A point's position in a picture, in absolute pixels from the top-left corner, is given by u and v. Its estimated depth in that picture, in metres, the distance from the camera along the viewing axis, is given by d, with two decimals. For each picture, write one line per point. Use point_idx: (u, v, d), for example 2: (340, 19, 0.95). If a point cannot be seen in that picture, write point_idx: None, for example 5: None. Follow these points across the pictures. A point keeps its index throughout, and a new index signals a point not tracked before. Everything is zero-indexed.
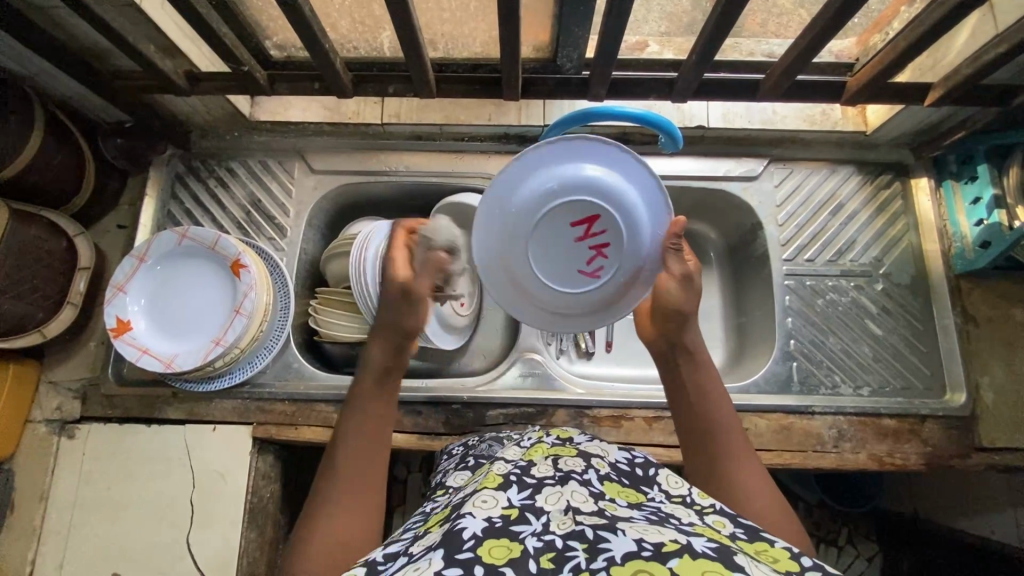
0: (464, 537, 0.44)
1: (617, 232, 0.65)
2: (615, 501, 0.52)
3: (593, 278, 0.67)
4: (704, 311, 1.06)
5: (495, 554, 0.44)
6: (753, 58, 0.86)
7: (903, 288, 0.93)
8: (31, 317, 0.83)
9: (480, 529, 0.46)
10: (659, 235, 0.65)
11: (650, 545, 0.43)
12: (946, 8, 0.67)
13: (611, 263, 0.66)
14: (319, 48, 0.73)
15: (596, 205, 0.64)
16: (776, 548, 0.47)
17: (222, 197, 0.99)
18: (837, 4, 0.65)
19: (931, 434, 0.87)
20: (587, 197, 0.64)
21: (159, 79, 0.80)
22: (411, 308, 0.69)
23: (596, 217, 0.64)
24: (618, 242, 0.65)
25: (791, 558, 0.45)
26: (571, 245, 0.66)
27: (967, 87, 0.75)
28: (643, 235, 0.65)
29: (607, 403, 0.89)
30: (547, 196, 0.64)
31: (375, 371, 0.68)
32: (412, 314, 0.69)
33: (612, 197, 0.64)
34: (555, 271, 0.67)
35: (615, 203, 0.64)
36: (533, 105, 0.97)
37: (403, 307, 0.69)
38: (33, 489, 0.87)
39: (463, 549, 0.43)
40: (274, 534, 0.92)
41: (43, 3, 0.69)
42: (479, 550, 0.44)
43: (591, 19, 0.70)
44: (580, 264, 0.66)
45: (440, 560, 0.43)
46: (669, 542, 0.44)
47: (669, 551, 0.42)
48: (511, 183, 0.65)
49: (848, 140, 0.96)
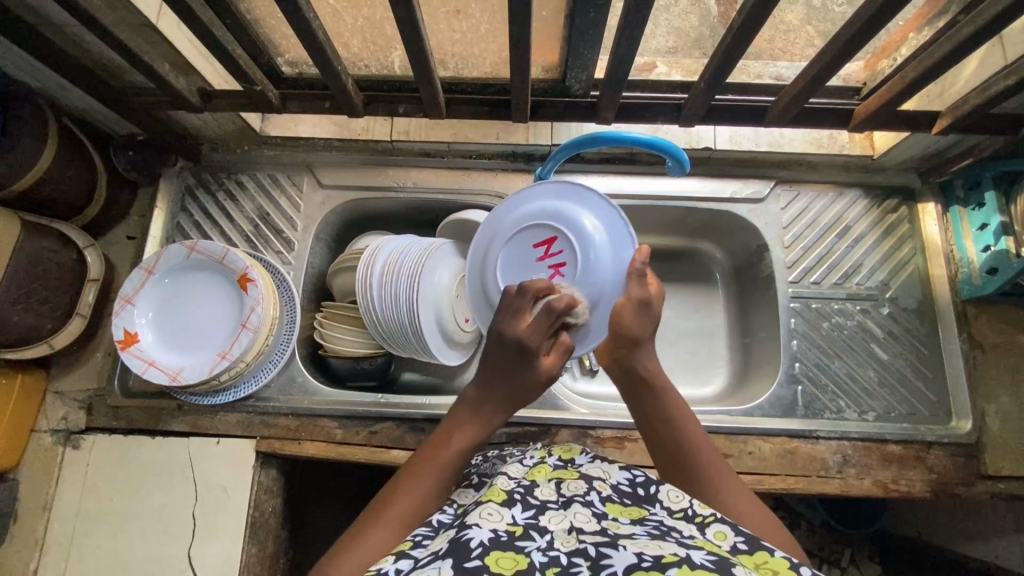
0: (471, 546, 0.45)
1: (574, 255, 0.74)
2: (618, 519, 0.52)
3: None
4: (708, 331, 1.06)
5: (502, 563, 0.44)
6: (761, 81, 0.86)
7: (909, 313, 0.93)
8: (41, 328, 0.84)
9: (485, 539, 0.46)
10: (622, 265, 0.74)
11: (650, 556, 0.43)
12: (955, 41, 0.67)
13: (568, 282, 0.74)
14: (331, 69, 0.74)
15: (562, 232, 0.75)
16: (776, 557, 0.46)
17: (232, 210, 0.99)
18: (847, 35, 0.66)
19: (937, 461, 0.87)
20: (550, 224, 0.76)
21: (173, 96, 0.81)
22: (535, 383, 0.65)
23: (556, 241, 0.76)
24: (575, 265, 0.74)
25: (791, 567, 0.45)
26: (534, 264, 0.77)
27: (974, 117, 0.75)
28: (603, 260, 0.74)
29: (611, 423, 0.89)
30: (524, 223, 0.78)
31: (478, 412, 0.65)
32: (537, 386, 0.66)
33: (573, 227, 0.75)
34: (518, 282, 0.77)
35: (576, 225, 0.75)
36: (540, 125, 0.98)
37: (532, 381, 0.65)
38: (37, 500, 0.87)
39: (470, 558, 0.43)
40: (274, 549, 0.92)
41: (61, 22, 0.70)
42: (486, 559, 0.44)
43: (601, 42, 0.71)
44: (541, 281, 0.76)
45: (448, 568, 0.42)
46: (669, 554, 0.43)
47: (667, 563, 0.42)
48: (496, 216, 0.81)
49: (854, 163, 0.97)
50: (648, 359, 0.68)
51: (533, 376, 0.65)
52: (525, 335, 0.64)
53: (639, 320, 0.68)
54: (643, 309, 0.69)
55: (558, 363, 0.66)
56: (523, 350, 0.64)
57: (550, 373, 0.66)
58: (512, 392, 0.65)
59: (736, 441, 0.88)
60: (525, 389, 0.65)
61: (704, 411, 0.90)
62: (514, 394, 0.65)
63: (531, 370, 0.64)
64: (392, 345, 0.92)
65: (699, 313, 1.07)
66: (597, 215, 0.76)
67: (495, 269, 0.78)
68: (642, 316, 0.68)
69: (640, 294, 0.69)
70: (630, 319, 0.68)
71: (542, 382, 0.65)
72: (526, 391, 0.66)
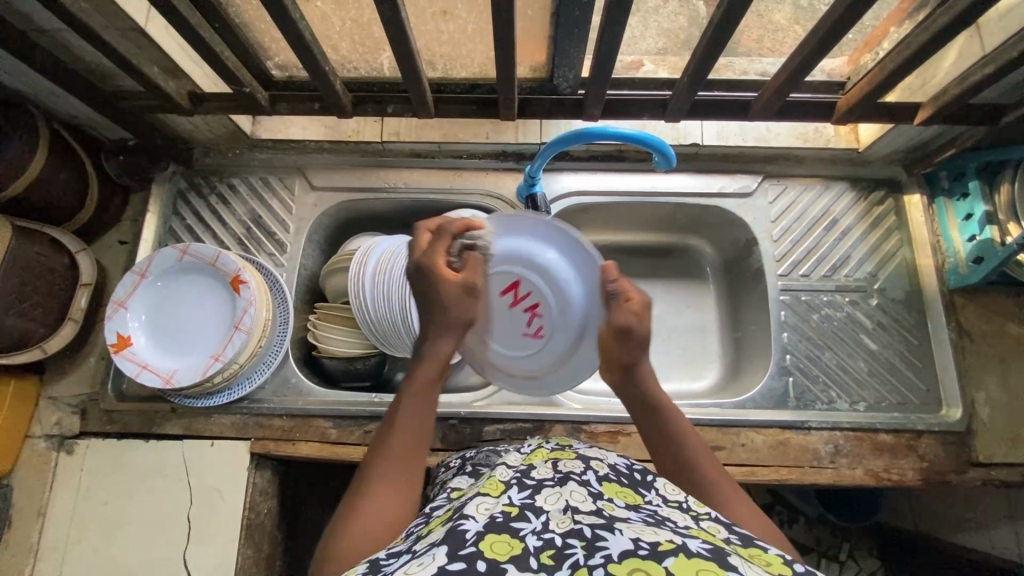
0: (466, 535, 0.44)
1: (543, 294, 0.75)
2: (613, 500, 0.52)
3: (535, 337, 0.76)
4: (700, 326, 1.07)
5: (497, 548, 0.43)
6: (747, 77, 0.87)
7: (898, 303, 0.94)
8: (33, 332, 0.84)
9: (481, 526, 0.45)
10: (591, 282, 0.73)
11: (647, 544, 0.43)
12: (933, 30, 0.68)
13: (548, 321, 0.75)
14: (319, 69, 0.74)
15: (523, 270, 0.74)
16: (770, 553, 0.46)
17: (224, 214, 1.00)
18: (825, 28, 0.67)
19: (928, 449, 0.88)
20: (513, 268, 0.74)
21: (162, 100, 0.82)
22: (452, 298, 0.64)
23: (521, 284, 0.75)
24: (548, 301, 0.75)
25: (784, 563, 0.44)
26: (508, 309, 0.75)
27: (955, 106, 0.77)
28: (569, 283, 0.73)
29: (603, 418, 0.90)
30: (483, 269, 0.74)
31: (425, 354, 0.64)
32: (456, 302, 0.64)
33: (531, 261, 0.74)
34: (502, 332, 0.76)
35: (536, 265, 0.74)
36: (529, 124, 0.99)
37: (444, 298, 0.63)
38: (31, 505, 0.87)
39: (465, 545, 0.43)
40: (269, 551, 0.91)
41: (50, 27, 0.71)
42: (481, 545, 0.43)
43: (586, 41, 0.72)
44: (523, 328, 0.76)
45: (443, 556, 0.42)
46: (665, 541, 0.43)
47: (664, 550, 0.42)
48: None
49: (841, 157, 0.98)
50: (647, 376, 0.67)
51: (445, 293, 0.63)
52: (424, 258, 0.64)
53: (626, 347, 0.67)
54: (625, 338, 0.66)
55: (471, 273, 0.65)
56: (419, 271, 0.64)
57: (459, 283, 0.64)
58: (436, 313, 0.64)
59: (729, 433, 0.88)
60: (448, 312, 0.64)
61: (695, 405, 0.91)
62: (450, 317, 0.64)
63: (438, 286, 0.63)
64: (385, 345, 0.92)
65: (691, 309, 1.08)
66: (551, 244, 0.73)
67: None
68: (621, 345, 0.66)
69: (619, 320, 0.66)
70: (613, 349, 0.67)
71: (457, 296, 0.64)
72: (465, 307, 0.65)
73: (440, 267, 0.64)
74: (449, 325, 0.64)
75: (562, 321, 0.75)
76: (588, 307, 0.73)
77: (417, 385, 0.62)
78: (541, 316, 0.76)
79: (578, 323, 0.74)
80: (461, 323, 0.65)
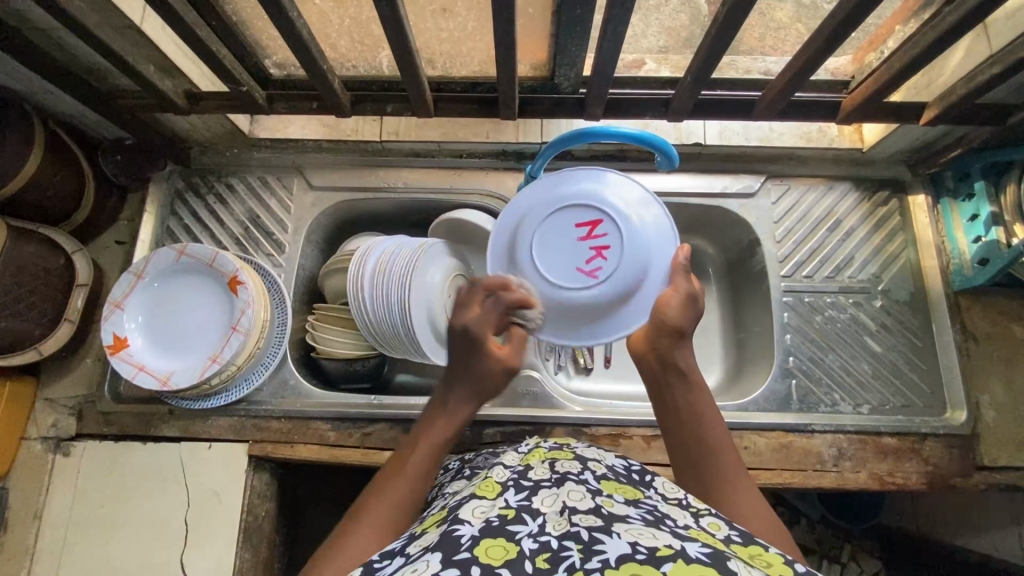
0: (461, 540, 0.43)
1: (616, 239, 0.68)
2: (612, 497, 0.51)
3: (589, 278, 0.69)
4: (702, 327, 1.06)
5: (492, 553, 0.42)
6: (750, 76, 0.86)
7: (902, 305, 0.93)
8: (29, 333, 0.83)
9: (476, 530, 0.45)
10: (664, 255, 0.70)
11: (644, 548, 0.42)
12: (941, 29, 0.67)
13: (609, 268, 0.68)
14: (318, 68, 0.73)
15: (604, 210, 0.69)
16: (770, 552, 0.45)
17: (221, 213, 0.99)
18: (831, 28, 0.66)
19: (932, 452, 0.87)
20: (594, 204, 0.69)
21: (159, 99, 0.81)
22: (490, 371, 0.70)
23: (597, 223, 0.69)
24: (620, 247, 0.68)
25: (785, 563, 0.44)
26: (573, 244, 0.69)
27: (962, 106, 0.76)
28: (646, 241, 0.69)
29: (604, 420, 0.89)
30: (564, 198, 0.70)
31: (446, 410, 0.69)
32: (492, 375, 0.70)
33: (612, 205, 0.69)
34: (556, 263, 0.69)
35: (616, 208, 0.69)
36: (530, 123, 0.98)
37: (483, 369, 0.70)
38: (27, 508, 0.86)
39: (459, 551, 0.42)
40: (268, 554, 0.91)
41: (46, 26, 0.70)
42: (476, 550, 0.43)
43: (588, 39, 0.71)
44: (580, 264, 0.69)
45: (438, 562, 0.42)
46: (663, 546, 0.42)
47: (662, 556, 0.41)
48: (537, 188, 0.72)
49: (845, 157, 0.97)
50: (686, 356, 0.69)
51: (486, 364, 0.70)
52: (472, 322, 0.70)
53: (683, 314, 0.68)
54: (689, 305, 0.68)
55: (513, 351, 0.72)
56: (469, 339, 0.70)
57: (502, 360, 0.71)
58: (470, 378, 0.70)
59: (731, 436, 0.87)
60: (482, 378, 0.70)
61: None
62: (475, 381, 0.70)
63: (481, 359, 0.70)
64: (384, 347, 0.91)
65: None
66: (636, 201, 0.71)
67: (530, 253, 0.70)
68: (683, 310, 0.68)
69: (686, 289, 0.68)
70: (672, 313, 0.67)
71: (499, 372, 0.71)
72: (485, 374, 0.70)
73: (487, 339, 0.70)
74: (478, 391, 0.70)
75: (626, 275, 0.69)
76: (656, 274, 0.70)
77: (431, 440, 0.66)
78: (602, 262, 0.69)
79: (641, 285, 0.69)
80: (490, 393, 0.71)
